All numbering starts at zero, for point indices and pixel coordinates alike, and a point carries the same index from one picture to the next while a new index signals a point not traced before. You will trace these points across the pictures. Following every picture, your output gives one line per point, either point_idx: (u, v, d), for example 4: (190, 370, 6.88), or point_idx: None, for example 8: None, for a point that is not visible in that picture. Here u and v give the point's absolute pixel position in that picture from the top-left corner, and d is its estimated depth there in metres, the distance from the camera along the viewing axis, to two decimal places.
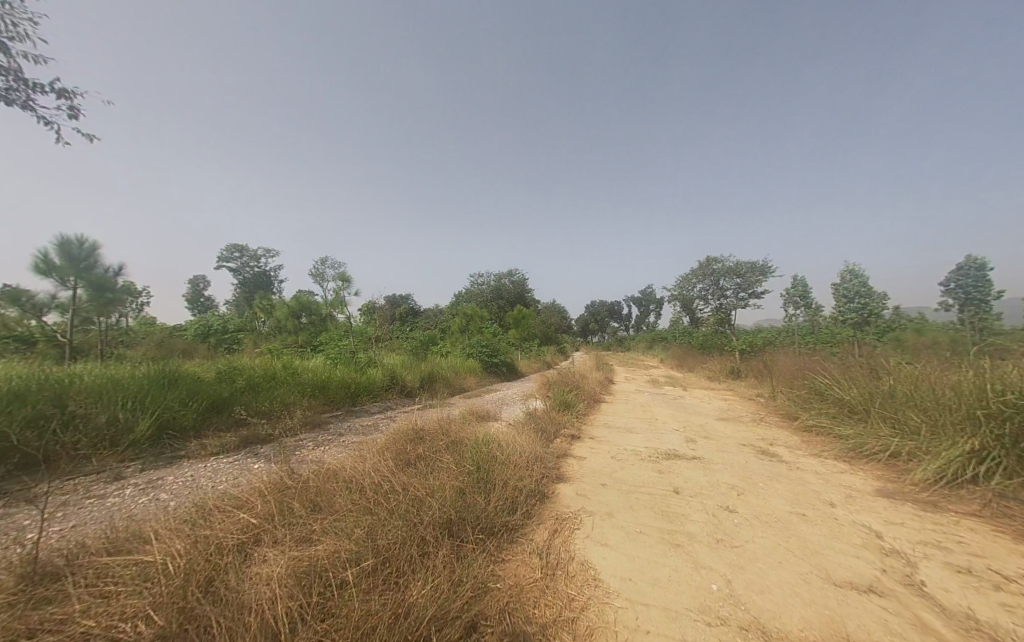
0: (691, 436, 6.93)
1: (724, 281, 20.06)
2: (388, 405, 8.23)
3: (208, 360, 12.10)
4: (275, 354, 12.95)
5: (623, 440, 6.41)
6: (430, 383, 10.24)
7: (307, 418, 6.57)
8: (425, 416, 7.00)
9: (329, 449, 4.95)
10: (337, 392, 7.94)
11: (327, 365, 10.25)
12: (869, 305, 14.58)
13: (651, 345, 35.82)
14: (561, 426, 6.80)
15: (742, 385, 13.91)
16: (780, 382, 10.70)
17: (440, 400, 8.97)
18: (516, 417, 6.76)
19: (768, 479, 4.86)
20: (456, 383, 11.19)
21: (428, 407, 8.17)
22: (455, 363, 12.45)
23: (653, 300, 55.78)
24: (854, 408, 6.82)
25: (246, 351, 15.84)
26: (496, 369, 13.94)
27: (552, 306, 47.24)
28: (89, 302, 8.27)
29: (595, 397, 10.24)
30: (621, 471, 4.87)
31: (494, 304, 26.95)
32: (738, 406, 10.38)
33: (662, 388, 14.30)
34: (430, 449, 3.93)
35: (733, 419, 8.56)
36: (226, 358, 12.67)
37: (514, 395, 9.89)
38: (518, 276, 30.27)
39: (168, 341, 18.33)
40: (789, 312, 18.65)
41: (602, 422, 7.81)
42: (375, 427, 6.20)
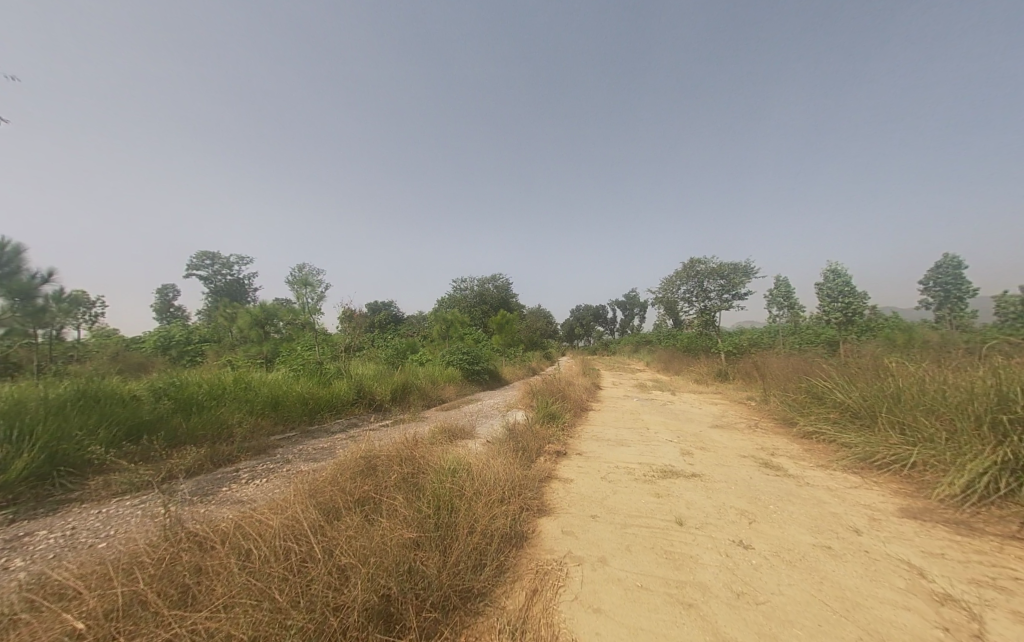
0: (687, 447, 6.30)
1: (708, 283, 19.74)
2: (353, 422, 7.40)
3: (158, 375, 10.98)
4: (235, 366, 11.89)
5: (613, 456, 5.73)
6: (404, 395, 9.41)
7: (254, 442, 5.78)
8: (393, 435, 6.22)
9: (269, 485, 4.20)
10: (295, 408, 7.10)
11: (289, 378, 9.31)
12: (853, 304, 13.93)
13: (636, 348, 35.50)
14: (545, 442, 6.08)
15: (730, 389, 13.46)
16: (773, 384, 10.21)
17: (414, 414, 8.16)
18: (495, 432, 6.00)
19: (780, 500, 4.24)
20: (434, 393, 10.37)
21: (398, 423, 7.36)
22: (433, 371, 11.62)
23: (636, 304, 55.88)
24: (857, 412, 6.31)
25: (207, 363, 14.64)
26: (478, 378, 13.16)
27: (536, 310, 46.74)
28: (20, 315, 7.00)
29: (581, 405, 9.57)
30: (614, 497, 4.19)
31: (476, 310, 26.15)
32: (731, 411, 9.84)
33: (651, 393, 13.72)
34: (380, 486, 3.16)
35: (728, 426, 7.99)
36: (180, 372, 11.55)
37: (495, 406, 9.12)
38: (501, 280, 29.54)
39: (124, 354, 16.93)
40: (773, 313, 18.42)
41: (590, 433, 7.12)
42: (331, 452, 5.39)
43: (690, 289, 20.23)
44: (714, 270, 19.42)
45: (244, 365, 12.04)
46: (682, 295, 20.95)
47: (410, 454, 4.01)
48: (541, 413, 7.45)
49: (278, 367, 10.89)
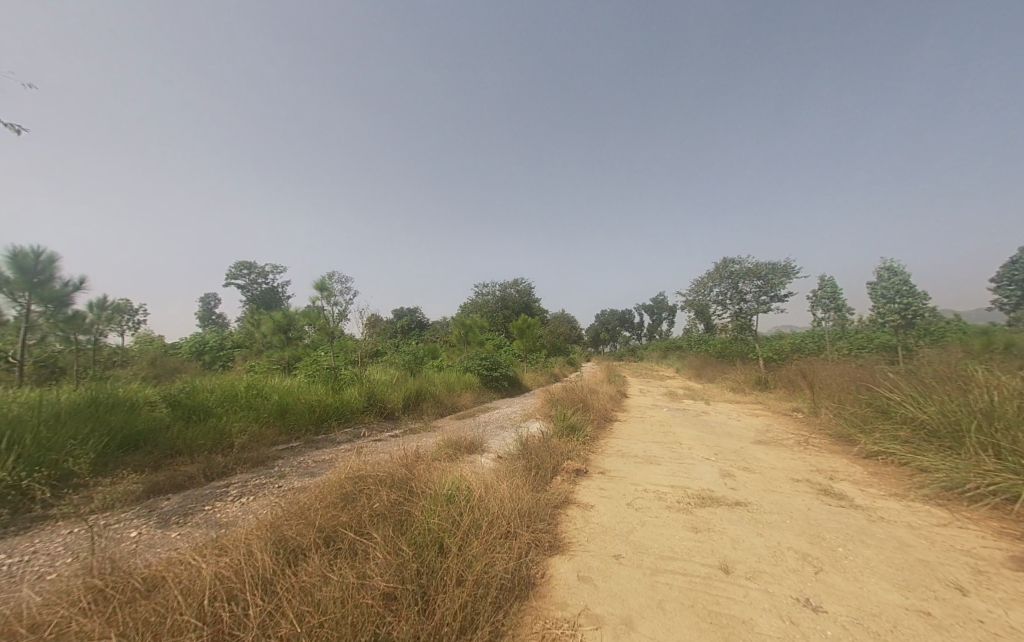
0: (727, 467, 5.54)
1: (743, 284, 18.48)
2: (361, 431, 7.01)
3: (181, 380, 11.05)
4: (256, 372, 11.86)
5: (642, 476, 5.05)
6: (418, 402, 8.98)
7: (254, 453, 5.47)
8: (400, 447, 5.74)
9: (255, 505, 3.79)
10: (302, 417, 6.78)
11: (304, 385, 9.06)
12: (913, 304, 12.46)
13: (666, 354, 34.06)
14: (565, 458, 5.47)
15: (771, 399, 12.34)
16: (822, 395, 9.16)
17: (426, 424, 7.70)
18: (508, 447, 5.43)
19: (851, 541, 3.47)
20: (450, 401, 9.89)
21: (409, 434, 6.91)
22: (451, 378, 11.16)
23: (665, 309, 54.02)
24: (936, 432, 5.36)
25: (233, 368, 14.82)
26: (497, 385, 12.63)
27: (561, 315, 45.94)
28: (58, 321, 6.91)
29: (606, 416, 8.87)
30: (642, 530, 3.53)
31: (499, 315, 25.73)
32: (774, 424, 8.86)
33: (682, 402, 12.76)
34: (358, 520, 2.65)
35: (773, 442, 7.10)
36: (203, 378, 11.64)
37: (512, 416, 8.54)
38: (524, 284, 28.99)
39: (160, 359, 17.49)
40: (817, 316, 16.98)
41: (614, 448, 6.43)
42: (330, 466, 5.00)
43: (723, 291, 19.02)
44: (750, 271, 18.17)
45: (264, 371, 11.97)
46: (714, 297, 19.74)
47: (403, 476, 3.47)
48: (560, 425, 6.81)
49: (294, 371, 10.74)
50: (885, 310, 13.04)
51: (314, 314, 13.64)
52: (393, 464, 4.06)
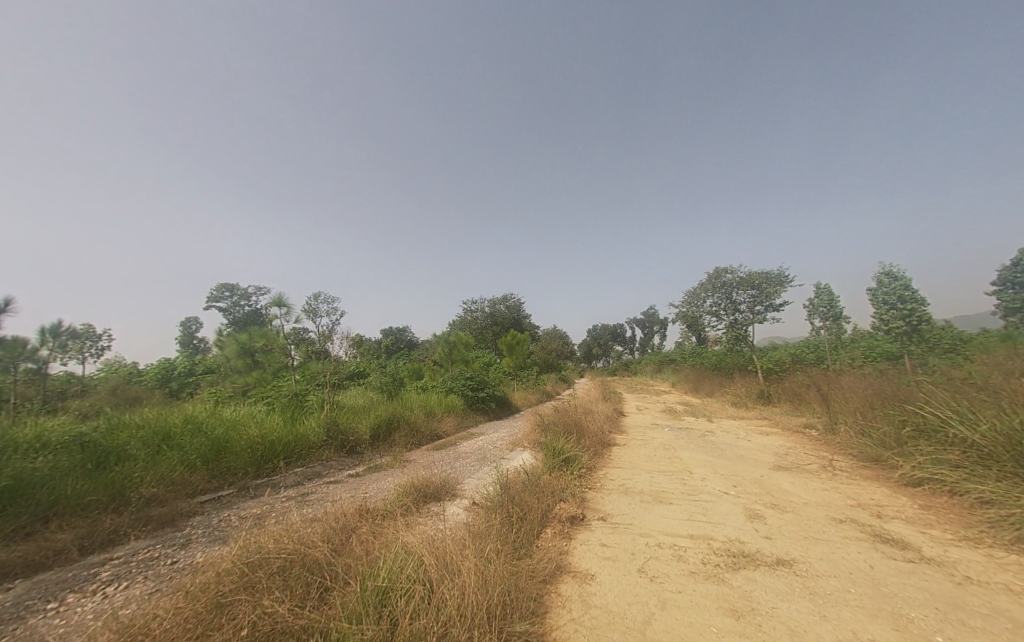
0: (752, 505, 4.55)
1: (738, 294, 17.76)
2: (313, 472, 5.87)
3: (124, 412, 9.74)
4: (212, 400, 10.57)
5: (653, 523, 4.04)
6: (391, 430, 7.85)
7: (163, 510, 4.33)
8: (353, 495, 4.63)
9: (117, 604, 2.68)
10: (240, 456, 5.62)
11: (260, 415, 7.88)
12: (916, 309, 11.97)
13: (659, 369, 33.27)
14: (557, 501, 4.43)
15: (777, 414, 11.46)
16: (839, 411, 8.28)
17: (396, 458, 6.58)
18: (485, 491, 4.34)
19: (952, 628, 2.50)
20: (429, 426, 8.74)
21: (371, 474, 5.79)
22: (431, 400, 10.04)
23: (656, 322, 53.60)
24: (996, 455, 4.49)
25: (195, 395, 13.46)
26: (483, 407, 11.53)
27: (552, 330, 45.01)
28: None
29: (603, 440, 7.86)
30: (663, 620, 2.52)
31: (488, 332, 24.71)
32: (790, 444, 7.91)
33: (684, 420, 11.78)
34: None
35: (796, 468, 6.16)
36: (152, 409, 10.32)
37: (497, 444, 7.46)
38: (512, 300, 28.00)
39: (122, 387, 16.06)
40: (816, 325, 16.32)
41: (616, 483, 5.38)
42: (256, 527, 3.88)
43: (717, 302, 18.28)
44: (744, 280, 17.48)
45: (222, 399, 10.69)
46: (707, 308, 19.03)
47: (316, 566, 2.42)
48: (552, 456, 5.73)
49: (253, 399, 9.53)
50: (890, 316, 12.35)
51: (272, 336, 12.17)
52: (317, 535, 2.99)
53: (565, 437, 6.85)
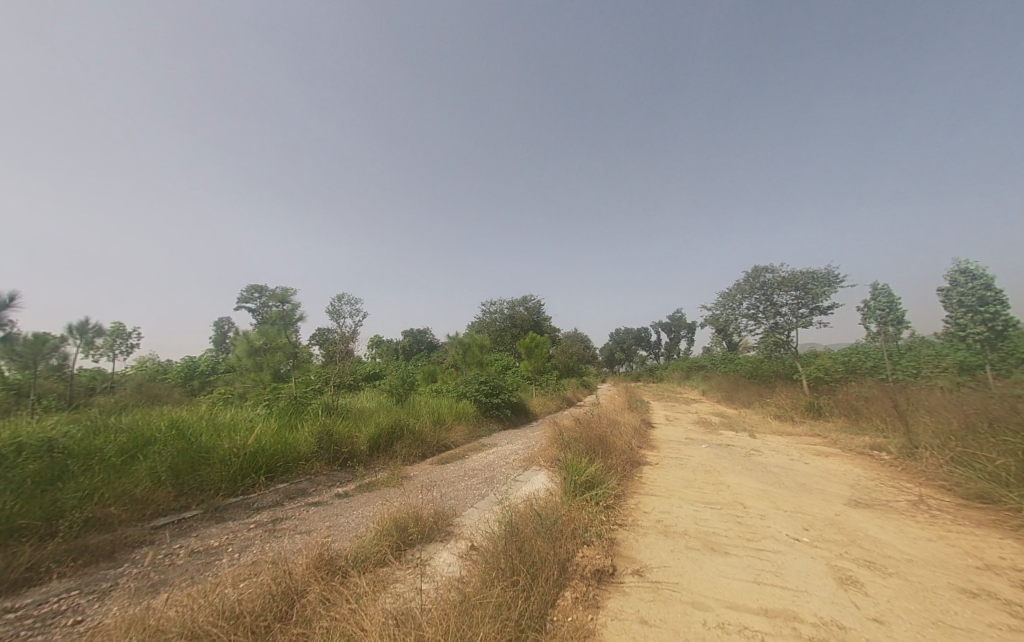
0: (839, 562, 3.48)
1: (779, 296, 16.17)
2: (296, 492, 5.09)
3: (122, 410, 9.26)
4: (214, 400, 9.98)
5: (709, 587, 3.04)
6: (393, 441, 7.00)
7: (105, 536, 3.63)
8: (330, 528, 3.81)
9: None
10: (213, 469, 4.87)
11: (254, 420, 7.16)
12: (1001, 313, 10.29)
13: (688, 375, 31.50)
14: (581, 548, 3.48)
15: (832, 431, 10.04)
16: (920, 432, 6.93)
17: (395, 474, 5.73)
18: (488, 530, 3.42)
19: None
20: (437, 436, 7.86)
21: (362, 495, 4.95)
22: (441, 407, 9.14)
23: (684, 326, 51.39)
24: None
25: (205, 394, 13.06)
26: (499, 415, 10.63)
27: (573, 334, 43.74)
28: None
29: (634, 458, 6.82)
30: None
31: (507, 335, 23.83)
32: (859, 471, 6.63)
33: (722, 435, 10.53)
34: None
35: (878, 504, 4.98)
36: (153, 408, 9.83)
37: (510, 460, 6.51)
38: (533, 301, 26.99)
39: (145, 383, 16.11)
40: (873, 331, 14.57)
41: (652, 519, 4.37)
42: (200, 572, 3.07)
43: (756, 304, 16.74)
44: (786, 280, 15.88)
45: (224, 399, 10.09)
46: (744, 311, 17.50)
47: None
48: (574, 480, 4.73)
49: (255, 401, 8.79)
50: (968, 321, 10.68)
51: (272, 334, 11.23)
52: (243, 611, 2.23)
53: (589, 456, 5.85)
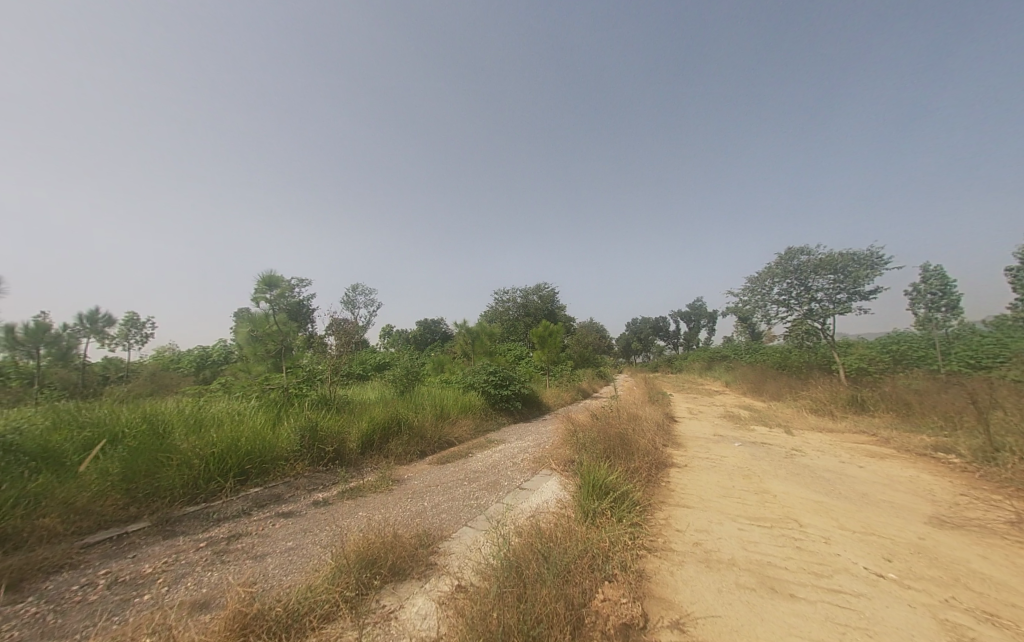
0: (949, 615, 2.58)
1: (815, 280, 14.86)
2: (268, 499, 4.39)
3: (107, 401, 8.66)
4: (205, 392, 9.29)
5: None
6: (388, 438, 6.25)
7: (19, 558, 2.99)
8: (285, 555, 3.08)
9: None
10: (173, 473, 4.21)
11: (239, 415, 6.47)
12: None
13: (709, 366, 30.14)
14: (600, 588, 2.66)
15: (883, 428, 8.91)
16: (1000, 433, 5.87)
17: (384, 477, 4.98)
18: (479, 564, 2.63)
19: None
20: (438, 431, 7.09)
21: (341, 504, 4.23)
22: (446, 400, 8.35)
23: (704, 315, 49.62)
24: None
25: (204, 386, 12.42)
26: (509, 409, 9.85)
27: (588, 324, 42.64)
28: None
29: (660, 459, 5.94)
30: None
31: (520, 324, 23.02)
32: (927, 477, 5.62)
33: (754, 432, 9.53)
34: None
35: (969, 524, 4.03)
36: (142, 399, 9.27)
37: (517, 461, 5.71)
38: (546, 290, 26.03)
39: (156, 372, 15.91)
40: (926, 316, 12.98)
41: (688, 542, 3.52)
42: (106, 622, 2.37)
43: (788, 288, 15.45)
44: (824, 262, 14.54)
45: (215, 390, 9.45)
46: (774, 297, 16.23)
47: None
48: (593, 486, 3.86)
49: (248, 373, 8.02)
50: None
51: (261, 321, 9.74)
52: None
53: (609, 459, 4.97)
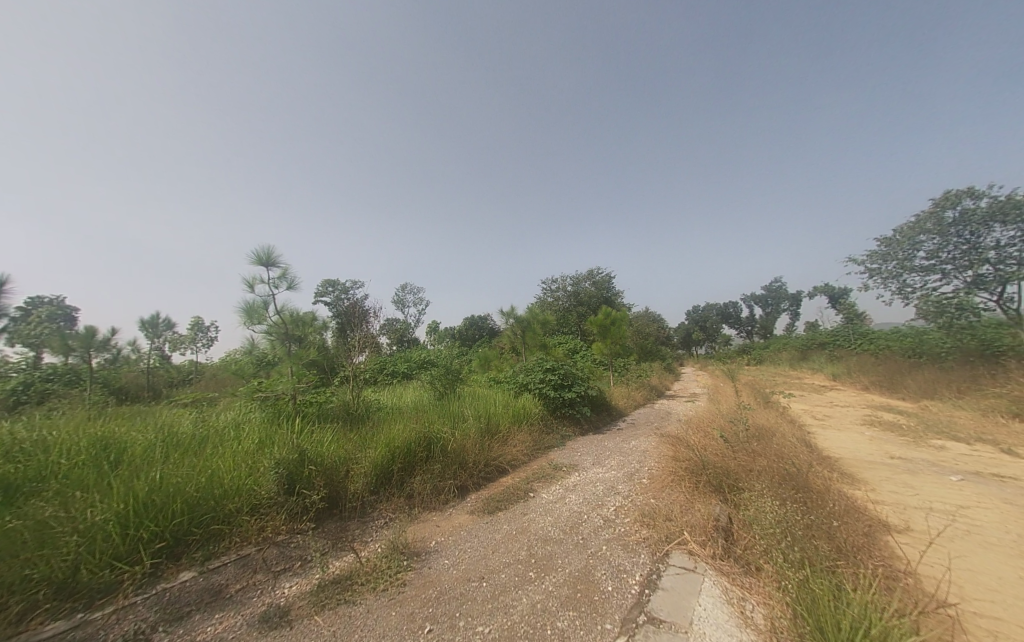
0: None
1: (986, 233, 11.02)
2: (196, 601, 2.50)
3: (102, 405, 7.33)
4: (211, 397, 7.77)
5: None
6: (412, 468, 4.17)
7: None
8: None
9: None
10: (40, 558, 2.42)
11: (219, 435, 4.63)
12: None
13: (802, 357, 25.61)
14: None
15: None
16: None
17: (392, 548, 2.91)
18: None
19: None
20: (484, 451, 4.91)
21: (308, 633, 2.21)
22: (493, 408, 6.16)
23: (784, 299, 43.73)
24: None
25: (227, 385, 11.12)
26: (576, 417, 7.57)
27: (646, 312, 38.87)
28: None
29: (864, 518, 3.45)
30: None
31: (575, 314, 20.54)
32: None
33: (941, 451, 6.56)
34: None
35: None
36: (144, 404, 7.92)
37: (613, 517, 3.46)
38: (600, 275, 23.05)
39: (195, 369, 15.33)
40: None
41: None
42: None
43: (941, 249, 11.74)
44: (1001, 207, 10.70)
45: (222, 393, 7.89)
46: (919, 261, 12.48)
47: None
48: None
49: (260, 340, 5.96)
50: None
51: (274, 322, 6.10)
52: None
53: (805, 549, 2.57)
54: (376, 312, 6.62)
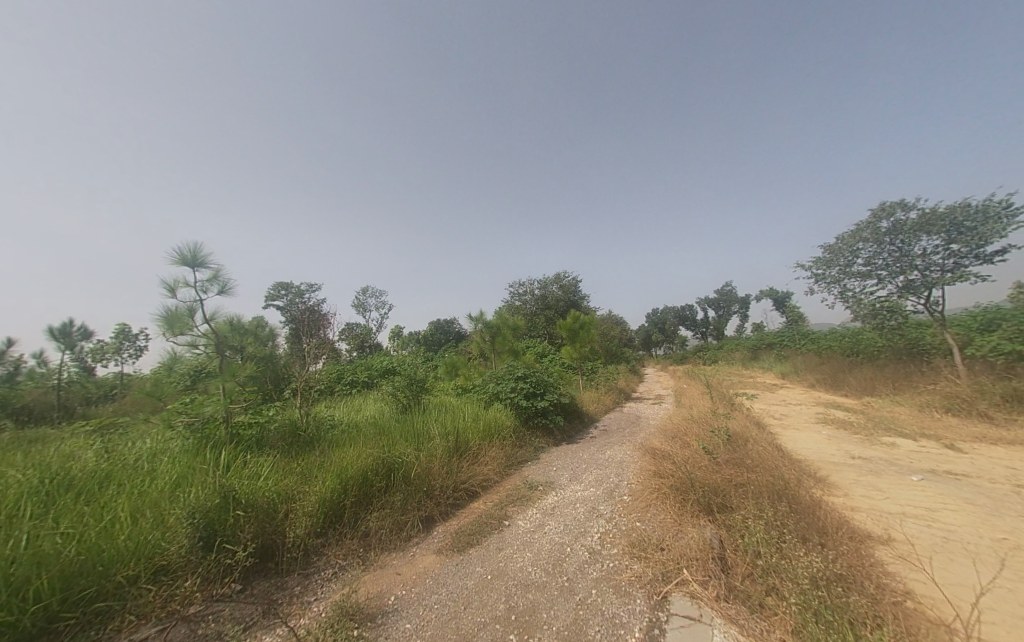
0: None
1: (917, 242, 11.91)
2: None
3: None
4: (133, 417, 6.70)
5: None
6: (367, 500, 3.61)
7: None
8: None
9: None
10: None
11: (127, 471, 3.78)
12: None
13: (754, 356, 26.92)
14: None
15: None
16: None
17: (338, 614, 2.37)
18: None
19: None
20: (452, 473, 4.41)
21: None
22: (462, 422, 5.65)
23: (735, 301, 46.08)
24: None
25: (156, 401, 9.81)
26: (549, 427, 7.22)
27: (609, 315, 39.49)
28: None
29: (853, 534, 3.33)
30: None
31: (541, 317, 20.33)
32: None
33: (897, 449, 6.82)
34: None
35: None
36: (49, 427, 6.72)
37: (600, 547, 3.11)
38: (567, 278, 22.98)
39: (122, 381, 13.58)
40: None
41: None
42: None
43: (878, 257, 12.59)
44: (929, 218, 11.62)
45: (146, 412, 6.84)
46: (859, 267, 13.32)
47: None
48: None
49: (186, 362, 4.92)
50: None
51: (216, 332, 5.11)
52: None
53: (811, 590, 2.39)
54: (332, 319, 5.88)
